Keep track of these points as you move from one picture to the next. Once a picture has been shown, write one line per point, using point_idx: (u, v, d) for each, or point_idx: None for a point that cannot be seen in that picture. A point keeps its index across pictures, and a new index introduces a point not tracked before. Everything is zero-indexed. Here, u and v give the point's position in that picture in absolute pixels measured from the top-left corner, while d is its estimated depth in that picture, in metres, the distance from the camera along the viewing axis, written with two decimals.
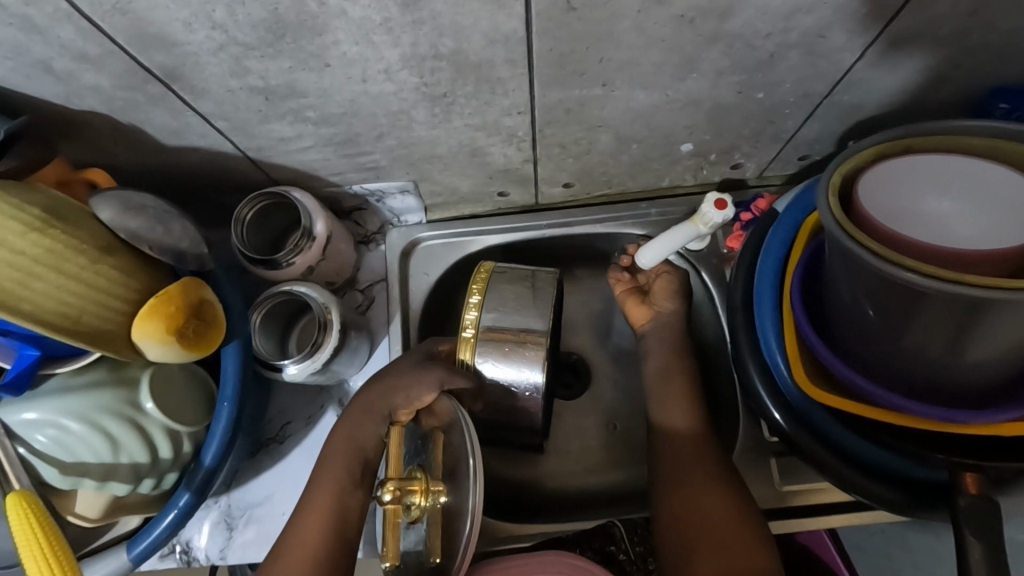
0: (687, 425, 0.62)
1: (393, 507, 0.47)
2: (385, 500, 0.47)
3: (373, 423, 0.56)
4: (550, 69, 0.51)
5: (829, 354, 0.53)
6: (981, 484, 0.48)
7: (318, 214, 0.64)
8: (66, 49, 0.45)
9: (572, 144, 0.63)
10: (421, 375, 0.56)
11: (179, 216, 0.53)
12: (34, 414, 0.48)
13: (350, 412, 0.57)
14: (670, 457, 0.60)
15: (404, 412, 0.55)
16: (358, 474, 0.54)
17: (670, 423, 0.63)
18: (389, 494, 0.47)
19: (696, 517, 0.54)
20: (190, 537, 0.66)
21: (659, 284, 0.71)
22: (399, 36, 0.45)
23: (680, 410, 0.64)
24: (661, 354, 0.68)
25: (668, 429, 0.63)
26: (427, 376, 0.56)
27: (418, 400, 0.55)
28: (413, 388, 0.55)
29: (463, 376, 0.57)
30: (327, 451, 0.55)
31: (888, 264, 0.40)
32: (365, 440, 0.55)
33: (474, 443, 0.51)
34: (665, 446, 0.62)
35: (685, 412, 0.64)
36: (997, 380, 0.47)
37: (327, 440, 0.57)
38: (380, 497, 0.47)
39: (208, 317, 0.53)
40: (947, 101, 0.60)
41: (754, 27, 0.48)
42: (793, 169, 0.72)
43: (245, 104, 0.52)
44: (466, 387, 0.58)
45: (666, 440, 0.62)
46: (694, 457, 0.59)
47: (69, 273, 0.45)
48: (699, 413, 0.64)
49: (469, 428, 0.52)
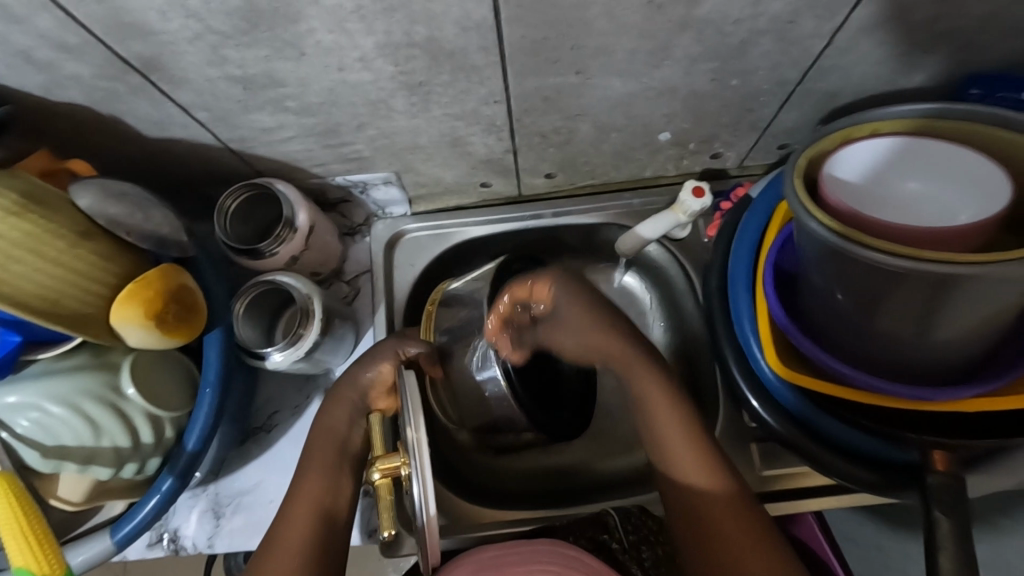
0: (716, 492, 0.52)
1: (384, 483, 0.48)
2: (376, 478, 0.48)
3: (350, 414, 0.60)
4: (524, 57, 0.51)
5: (802, 338, 0.53)
6: (949, 462, 0.49)
7: (301, 205, 0.65)
8: (44, 39, 0.46)
9: (552, 133, 0.64)
10: (377, 354, 0.60)
11: (160, 205, 0.54)
12: (16, 397, 0.49)
13: (330, 404, 0.61)
14: (699, 529, 0.51)
15: (381, 399, 0.61)
16: (338, 468, 0.58)
17: (691, 486, 0.53)
18: (378, 473, 0.48)
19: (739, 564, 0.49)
20: (178, 525, 0.66)
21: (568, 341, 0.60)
22: (373, 24, 0.46)
23: (692, 466, 0.54)
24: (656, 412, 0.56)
25: (691, 492, 0.53)
26: (385, 350, 0.61)
27: (382, 377, 0.60)
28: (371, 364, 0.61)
29: (416, 342, 0.61)
30: (310, 449, 0.59)
31: (848, 243, 0.40)
32: (343, 433, 0.60)
33: (416, 415, 0.44)
34: (688, 511, 0.53)
35: (704, 468, 0.53)
36: (967, 359, 0.48)
37: (310, 433, 0.60)
38: (370, 476, 0.48)
39: (189, 304, 0.54)
40: (923, 89, 0.60)
41: (723, 14, 0.49)
42: (773, 159, 0.73)
43: (224, 94, 0.53)
44: (419, 353, 0.60)
45: (690, 507, 0.53)
46: (725, 523, 0.51)
47: (45, 256, 0.46)
48: (720, 464, 0.54)
49: (412, 394, 0.45)
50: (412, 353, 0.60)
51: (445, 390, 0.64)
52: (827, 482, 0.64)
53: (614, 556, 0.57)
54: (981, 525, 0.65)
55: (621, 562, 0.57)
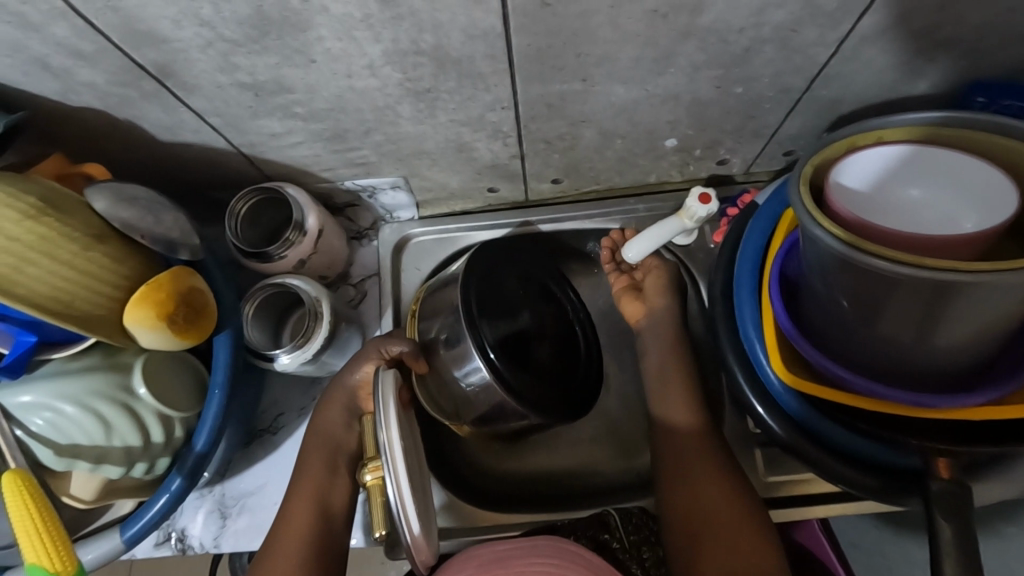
0: (691, 426, 0.62)
1: (376, 483, 0.51)
2: (367, 478, 0.51)
3: (343, 419, 0.63)
4: (530, 64, 0.52)
5: (805, 345, 0.53)
6: (953, 469, 0.49)
7: (310, 209, 0.66)
8: (60, 46, 0.47)
9: (557, 139, 0.64)
10: (358, 357, 0.63)
11: (171, 208, 0.55)
12: (30, 397, 0.50)
13: (321, 409, 0.63)
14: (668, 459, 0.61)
15: (368, 402, 0.63)
16: (333, 468, 0.60)
17: (671, 421, 0.64)
18: (370, 474, 0.51)
19: (697, 490, 0.57)
20: (185, 525, 0.67)
21: (652, 279, 0.73)
22: (380, 32, 0.47)
23: (678, 406, 0.64)
24: (658, 363, 0.68)
25: (671, 427, 0.63)
26: (368, 351, 0.63)
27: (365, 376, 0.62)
28: (353, 366, 0.63)
29: (399, 339, 0.62)
30: (305, 448, 0.61)
31: (851, 249, 0.41)
32: (338, 436, 0.62)
33: (387, 415, 0.48)
34: (668, 442, 0.62)
35: (689, 409, 0.64)
36: (971, 365, 0.48)
37: (304, 440, 0.62)
38: (362, 477, 0.52)
39: (199, 306, 0.55)
40: (928, 96, 0.60)
41: (726, 22, 0.49)
42: (778, 165, 0.73)
43: (235, 100, 0.54)
44: (402, 351, 0.62)
45: (669, 439, 0.63)
46: (693, 459, 0.60)
47: (60, 259, 0.47)
48: (700, 407, 0.64)
49: (384, 394, 0.49)
50: (395, 351, 0.62)
51: (433, 386, 0.64)
52: (829, 486, 0.64)
53: (615, 555, 0.58)
54: (984, 530, 0.65)
55: (621, 561, 0.58)
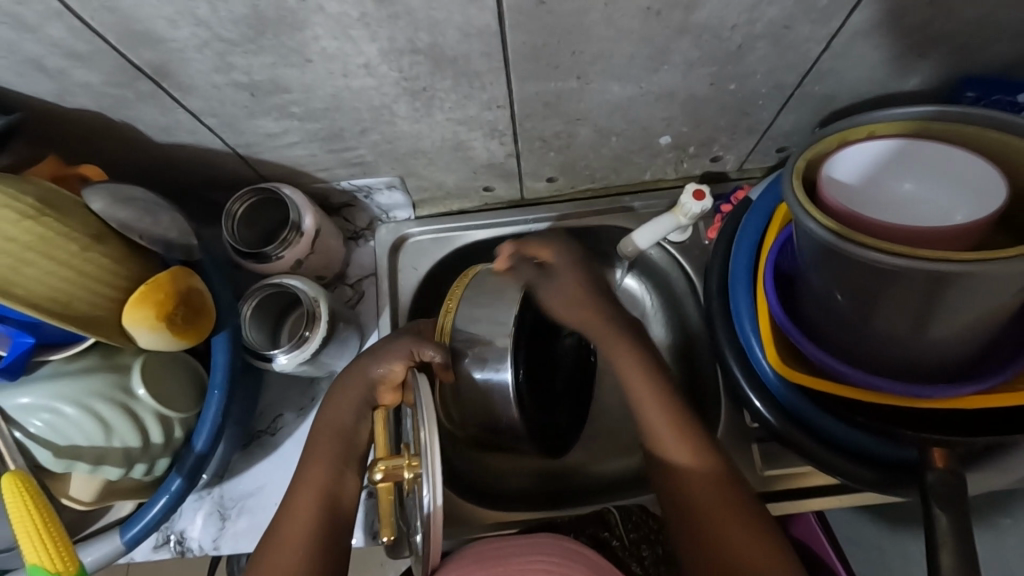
0: (697, 466, 0.56)
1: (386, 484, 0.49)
2: (377, 479, 0.49)
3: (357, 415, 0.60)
4: (526, 63, 0.52)
5: (802, 338, 0.54)
6: (948, 459, 0.49)
7: (307, 209, 0.66)
8: (56, 47, 0.47)
9: (552, 137, 0.65)
10: (386, 353, 0.60)
11: (169, 208, 0.55)
12: (29, 398, 0.50)
13: (333, 401, 0.61)
14: (682, 504, 0.55)
15: (387, 394, 0.60)
16: (344, 461, 0.58)
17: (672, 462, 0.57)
18: (380, 473, 0.49)
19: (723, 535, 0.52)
20: (184, 528, 0.67)
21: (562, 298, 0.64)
22: (377, 31, 0.47)
23: (677, 446, 0.57)
24: (635, 383, 0.59)
25: (675, 469, 0.56)
26: (399, 349, 0.60)
27: (393, 374, 0.60)
28: (374, 359, 0.60)
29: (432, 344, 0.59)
30: (313, 441, 0.59)
31: (847, 243, 0.41)
32: (350, 430, 0.60)
33: (428, 417, 0.46)
34: (674, 485, 0.56)
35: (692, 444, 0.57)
36: (964, 357, 0.49)
37: (312, 431, 0.60)
38: (371, 477, 0.49)
39: (198, 307, 0.55)
40: (918, 92, 0.61)
41: (720, 19, 0.50)
42: (772, 162, 0.74)
43: (231, 100, 0.54)
44: (434, 358, 0.59)
45: (673, 481, 0.56)
46: (708, 499, 0.54)
47: (59, 259, 0.47)
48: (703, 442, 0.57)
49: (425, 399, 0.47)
50: (428, 357, 0.59)
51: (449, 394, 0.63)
52: (826, 481, 0.65)
53: (615, 553, 0.58)
54: (979, 523, 0.66)
55: (621, 558, 0.58)
